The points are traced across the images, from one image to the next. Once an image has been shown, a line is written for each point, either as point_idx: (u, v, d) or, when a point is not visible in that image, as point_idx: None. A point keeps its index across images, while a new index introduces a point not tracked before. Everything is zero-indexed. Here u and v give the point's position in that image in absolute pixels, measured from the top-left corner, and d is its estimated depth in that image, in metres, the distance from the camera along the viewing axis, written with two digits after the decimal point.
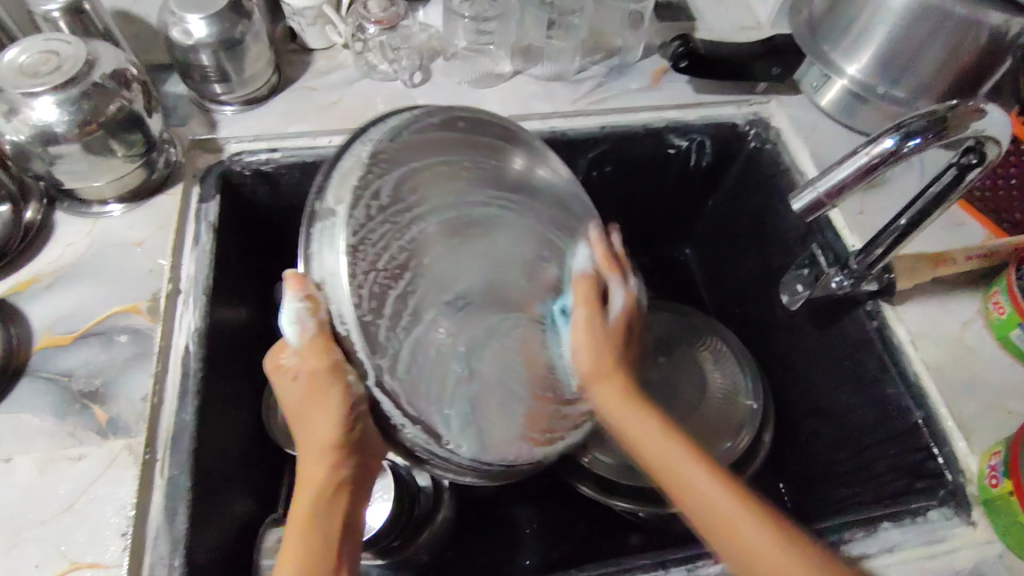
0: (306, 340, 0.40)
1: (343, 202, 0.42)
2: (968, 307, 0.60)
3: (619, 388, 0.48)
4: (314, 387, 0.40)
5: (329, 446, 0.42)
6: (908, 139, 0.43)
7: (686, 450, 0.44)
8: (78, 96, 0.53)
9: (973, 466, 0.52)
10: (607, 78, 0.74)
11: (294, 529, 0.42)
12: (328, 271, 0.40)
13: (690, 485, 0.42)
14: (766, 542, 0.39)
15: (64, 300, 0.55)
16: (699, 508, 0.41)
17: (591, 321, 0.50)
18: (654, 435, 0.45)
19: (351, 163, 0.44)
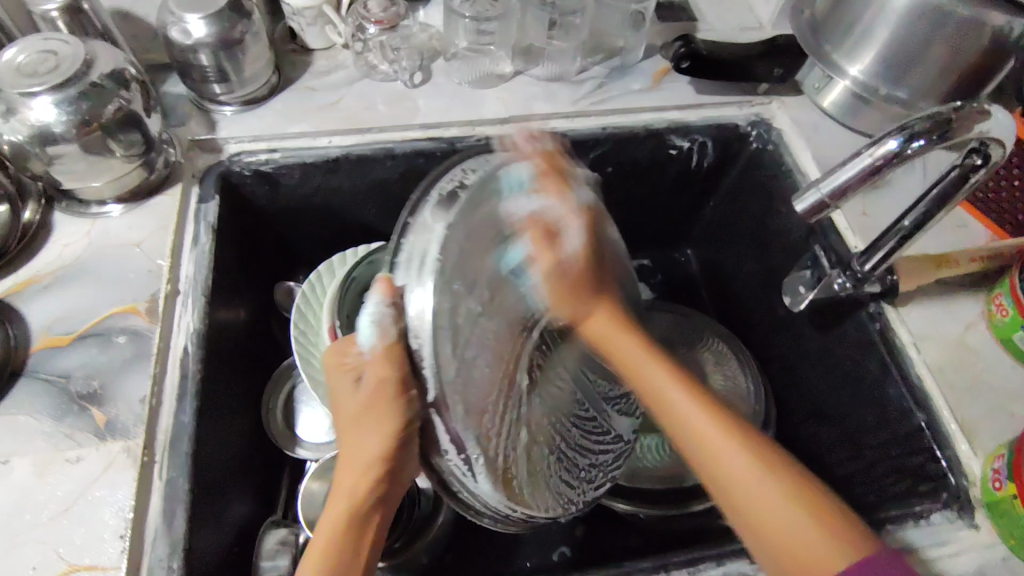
0: (381, 349, 0.40)
1: (438, 242, 0.39)
2: (971, 308, 0.60)
3: (611, 322, 0.48)
4: (376, 398, 0.41)
5: (375, 459, 0.43)
6: (911, 140, 0.42)
7: (695, 406, 0.42)
8: (77, 96, 0.53)
9: (975, 469, 0.52)
10: (608, 78, 0.74)
11: (321, 536, 0.43)
12: (413, 290, 0.39)
13: (700, 434, 0.41)
14: (773, 498, 0.38)
15: (62, 301, 0.55)
16: (712, 472, 0.41)
17: (548, 253, 0.45)
18: (657, 381, 0.44)
19: (449, 191, 0.42)
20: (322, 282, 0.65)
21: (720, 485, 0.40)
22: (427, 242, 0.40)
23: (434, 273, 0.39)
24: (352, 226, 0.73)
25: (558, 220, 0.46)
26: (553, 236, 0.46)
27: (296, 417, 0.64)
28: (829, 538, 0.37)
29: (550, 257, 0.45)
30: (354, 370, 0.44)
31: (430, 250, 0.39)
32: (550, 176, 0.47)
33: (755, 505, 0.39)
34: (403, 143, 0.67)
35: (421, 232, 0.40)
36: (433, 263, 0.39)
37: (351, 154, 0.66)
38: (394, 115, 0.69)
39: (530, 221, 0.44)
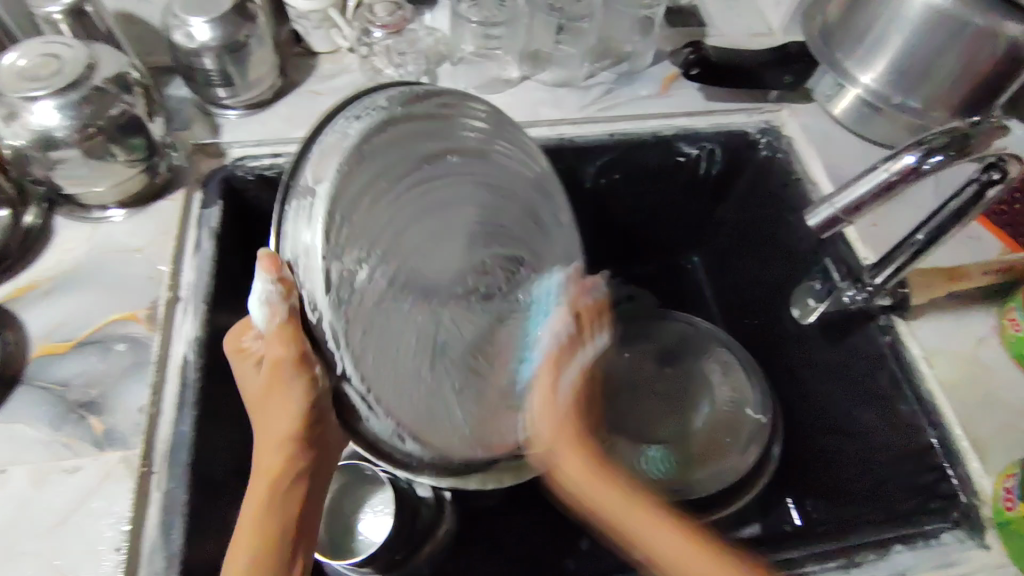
0: (275, 328, 0.42)
1: (325, 184, 0.42)
2: (983, 322, 0.59)
3: (586, 464, 0.49)
4: (282, 375, 0.43)
5: (287, 435, 0.45)
6: (929, 156, 0.41)
7: (621, 493, 0.47)
8: (78, 100, 0.52)
9: (986, 488, 0.51)
10: (616, 84, 0.73)
11: (250, 513, 0.44)
12: (303, 249, 0.41)
13: (654, 539, 0.46)
14: (675, 545, 0.45)
15: (63, 306, 0.55)
16: (655, 540, 0.45)
17: (548, 383, 0.53)
18: (618, 504, 0.47)
19: (328, 142, 0.43)
20: None
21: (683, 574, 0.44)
22: (301, 218, 0.42)
23: (325, 219, 0.42)
24: None
25: (583, 323, 0.55)
26: (570, 352, 0.54)
27: None
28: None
29: (546, 386, 0.53)
30: (256, 356, 0.46)
31: (319, 202, 0.42)
32: (586, 310, 0.56)
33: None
34: None
35: (302, 195, 0.42)
36: (314, 222, 0.41)
37: None
38: None
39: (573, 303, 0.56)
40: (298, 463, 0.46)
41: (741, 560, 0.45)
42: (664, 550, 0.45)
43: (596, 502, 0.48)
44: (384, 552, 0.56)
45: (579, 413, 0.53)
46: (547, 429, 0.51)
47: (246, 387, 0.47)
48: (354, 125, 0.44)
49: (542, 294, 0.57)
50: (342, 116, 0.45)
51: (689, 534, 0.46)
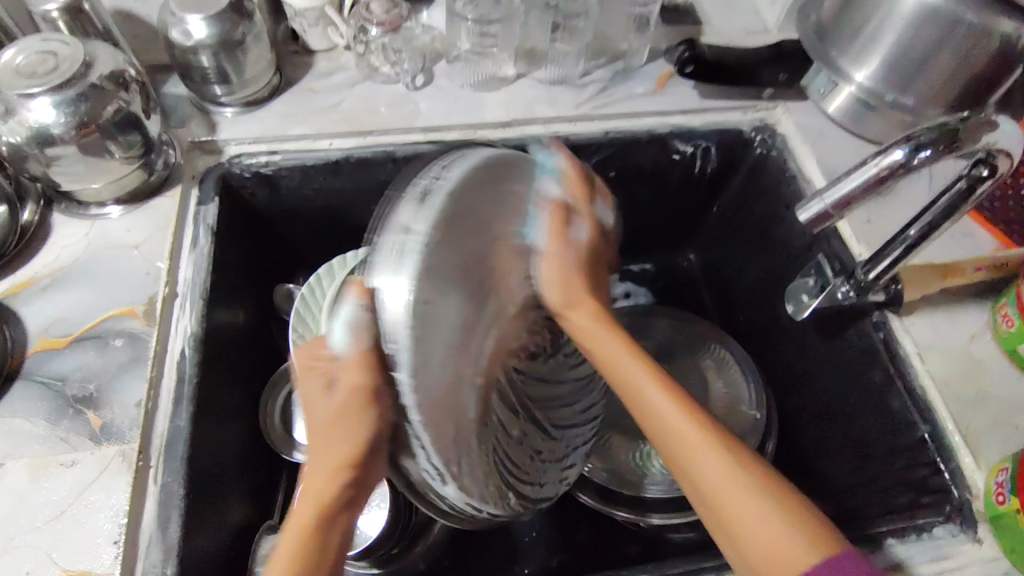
0: (356, 351, 0.41)
1: (419, 225, 0.41)
2: (976, 318, 0.59)
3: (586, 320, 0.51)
4: (356, 399, 0.41)
5: (345, 458, 0.42)
6: (918, 151, 0.41)
7: (646, 370, 0.47)
8: (76, 97, 0.53)
9: (979, 482, 0.52)
10: (611, 82, 0.73)
11: (288, 544, 0.41)
12: (387, 287, 0.40)
13: (687, 430, 0.44)
14: (721, 475, 0.42)
15: (60, 303, 0.55)
16: (684, 437, 0.43)
17: (558, 238, 0.51)
18: (634, 373, 0.47)
19: (429, 185, 0.43)
20: (321, 286, 0.64)
21: (707, 496, 0.42)
22: (404, 236, 0.41)
23: (414, 265, 0.40)
24: (354, 229, 0.73)
25: (578, 205, 0.53)
26: (567, 224, 0.52)
27: (294, 422, 0.63)
28: (798, 528, 0.40)
29: (557, 243, 0.51)
30: (325, 375, 0.44)
31: (412, 244, 0.40)
32: (563, 207, 0.52)
33: (736, 512, 0.41)
34: (405, 146, 0.66)
35: (400, 230, 0.41)
36: (410, 255, 0.40)
37: (351, 157, 0.66)
38: (396, 117, 0.68)
39: (549, 203, 0.52)
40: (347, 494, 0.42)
41: (770, 476, 0.42)
42: (698, 473, 0.42)
43: (634, 379, 0.47)
44: (376, 546, 0.58)
45: (588, 263, 0.53)
46: (557, 288, 0.51)
47: (314, 407, 0.44)
48: (448, 172, 0.44)
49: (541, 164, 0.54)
50: (436, 171, 0.45)
51: (714, 436, 0.43)
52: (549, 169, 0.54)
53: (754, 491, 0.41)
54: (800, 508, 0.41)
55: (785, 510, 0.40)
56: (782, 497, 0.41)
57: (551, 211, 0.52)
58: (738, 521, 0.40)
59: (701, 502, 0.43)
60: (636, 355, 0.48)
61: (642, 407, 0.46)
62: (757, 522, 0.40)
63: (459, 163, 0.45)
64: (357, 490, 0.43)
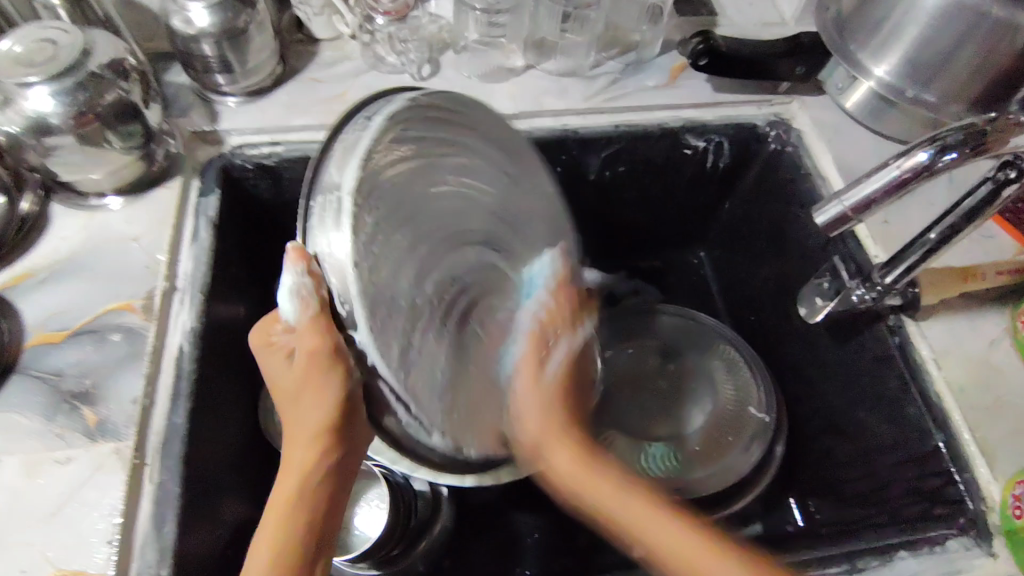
0: (305, 320, 0.41)
1: (349, 183, 0.41)
2: (996, 323, 0.57)
3: (573, 452, 0.50)
4: (312, 374, 0.42)
5: (317, 432, 0.43)
6: (943, 153, 0.40)
7: (601, 474, 0.48)
8: (74, 86, 0.51)
9: (995, 494, 0.50)
10: (622, 74, 0.71)
11: (277, 509, 0.44)
12: (329, 245, 0.41)
13: (612, 498, 0.47)
14: (673, 542, 0.45)
15: (58, 295, 0.54)
16: (619, 509, 0.47)
17: (532, 364, 0.53)
18: (602, 489, 0.48)
19: (352, 136, 0.43)
20: None
21: (654, 547, 0.45)
22: (335, 193, 0.41)
23: (350, 217, 0.40)
24: None
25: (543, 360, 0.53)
26: (543, 352, 0.53)
27: (293, 417, 0.62)
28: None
29: (530, 373, 0.53)
30: (286, 349, 0.45)
31: (345, 197, 0.41)
32: (543, 334, 0.54)
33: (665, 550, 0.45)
34: None
35: (329, 188, 0.41)
36: (364, 205, 0.41)
37: None
38: None
39: (524, 333, 0.53)
40: (330, 459, 0.44)
41: (700, 520, 0.46)
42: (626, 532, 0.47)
43: (610, 510, 0.47)
44: (377, 548, 0.56)
45: (564, 394, 0.54)
46: (530, 424, 0.52)
47: (280, 385, 0.45)
48: (373, 120, 0.43)
49: (527, 278, 0.55)
50: (363, 117, 0.44)
51: (639, 497, 0.47)
52: (536, 281, 0.55)
53: (711, 552, 0.44)
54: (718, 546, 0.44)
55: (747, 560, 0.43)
56: (726, 549, 0.44)
57: (532, 334, 0.53)
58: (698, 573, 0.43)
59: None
60: (592, 458, 0.50)
61: (598, 503, 0.47)
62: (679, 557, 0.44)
63: (390, 108, 0.44)
64: (336, 459, 0.45)
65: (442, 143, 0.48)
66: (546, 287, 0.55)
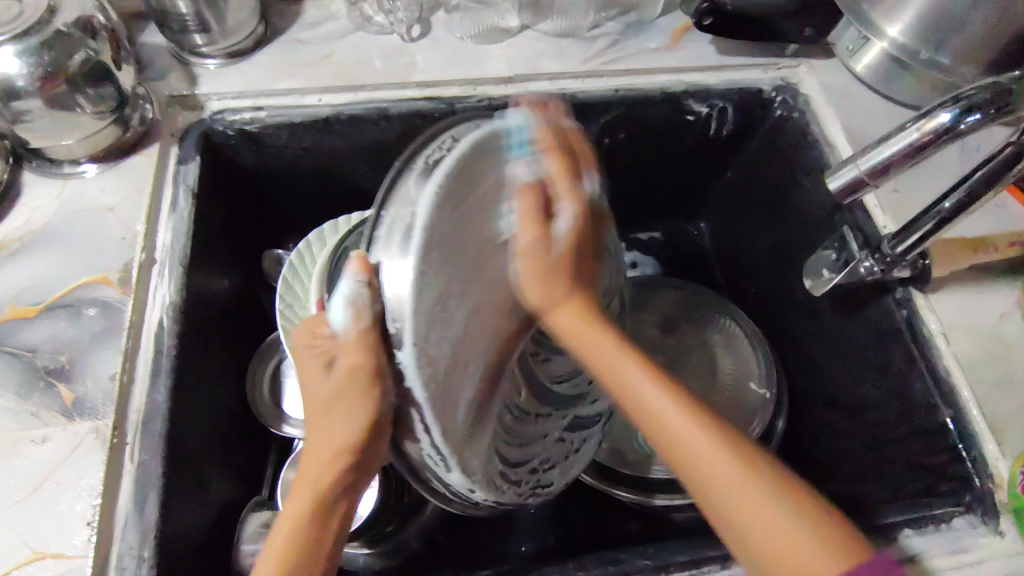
0: (354, 330, 0.38)
1: (424, 208, 0.37)
2: (1007, 296, 0.55)
3: (576, 309, 0.45)
4: (352, 387, 0.39)
5: (342, 449, 0.41)
6: (968, 114, 0.37)
7: (648, 377, 0.41)
8: (40, 46, 0.48)
9: (1003, 471, 0.48)
10: (622, 35, 0.68)
11: (286, 524, 0.41)
12: (392, 268, 0.37)
13: (682, 440, 0.38)
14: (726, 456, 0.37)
15: (31, 268, 0.52)
16: (671, 432, 0.39)
17: (535, 226, 0.44)
18: (612, 353, 0.43)
19: (439, 154, 0.39)
20: (311, 252, 0.61)
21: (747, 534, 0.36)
22: (410, 209, 0.37)
23: (420, 243, 0.36)
24: (347, 192, 0.69)
25: (556, 182, 0.45)
26: (541, 212, 0.45)
27: (283, 393, 0.62)
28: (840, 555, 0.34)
29: (532, 233, 0.44)
30: (326, 356, 0.42)
31: (416, 223, 0.36)
32: (540, 190, 0.45)
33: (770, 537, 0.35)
34: (399, 103, 0.62)
35: (403, 202, 0.38)
36: (437, 222, 0.37)
37: (342, 114, 0.61)
38: (389, 72, 0.63)
39: (523, 188, 0.43)
40: (347, 476, 0.42)
41: (771, 469, 0.37)
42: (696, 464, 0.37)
43: (617, 382, 0.42)
44: (369, 525, 0.56)
45: (573, 263, 0.47)
46: (537, 290, 0.45)
47: (315, 395, 0.42)
48: (462, 141, 0.39)
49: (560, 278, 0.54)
50: (449, 133, 0.40)
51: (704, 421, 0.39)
52: (518, 140, 0.44)
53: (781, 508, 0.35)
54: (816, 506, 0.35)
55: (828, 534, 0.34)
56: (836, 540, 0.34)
57: (535, 184, 0.45)
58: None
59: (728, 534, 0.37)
60: (639, 359, 0.42)
61: (665, 440, 0.39)
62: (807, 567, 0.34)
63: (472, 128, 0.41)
64: (356, 481, 0.43)
65: (513, 157, 0.43)
66: (528, 150, 0.44)
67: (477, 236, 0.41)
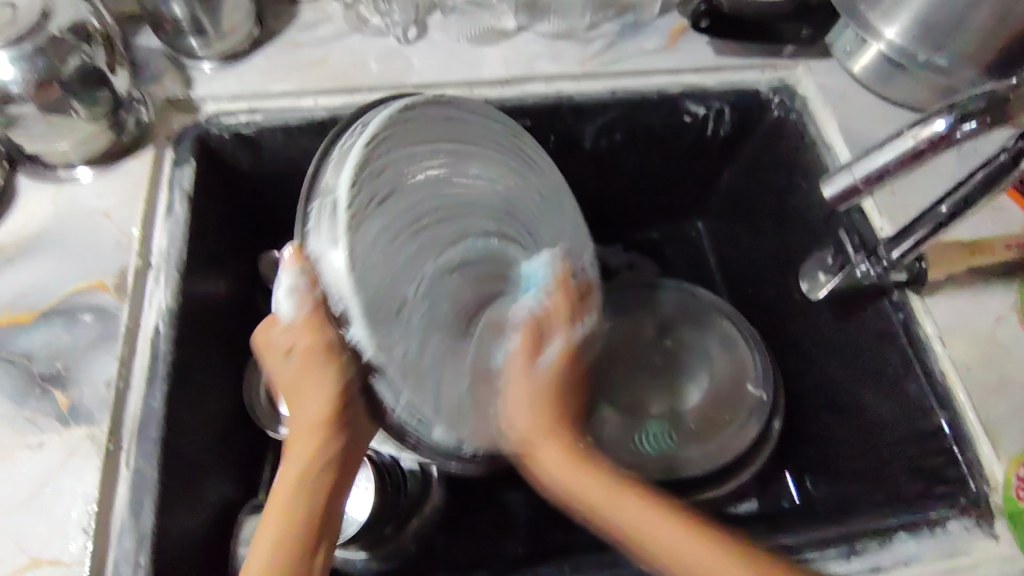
0: (304, 314, 0.43)
1: (345, 192, 0.42)
2: (1003, 299, 0.55)
3: (561, 446, 0.46)
4: (315, 364, 0.43)
5: (318, 422, 0.44)
6: (964, 122, 0.37)
7: (604, 487, 0.44)
8: (33, 51, 0.48)
9: (998, 474, 0.49)
10: (619, 36, 0.67)
11: (278, 504, 0.43)
12: (325, 252, 0.42)
13: (552, 472, 0.46)
14: (701, 556, 0.41)
15: (27, 273, 0.52)
16: (541, 464, 0.46)
17: (527, 357, 0.49)
18: (595, 490, 0.44)
19: (348, 144, 0.45)
20: None
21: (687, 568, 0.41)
22: (331, 195, 0.43)
23: (345, 218, 0.42)
24: None
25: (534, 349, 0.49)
26: (539, 342, 0.49)
27: (280, 397, 0.62)
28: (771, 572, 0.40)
29: (521, 362, 0.48)
30: (283, 347, 0.45)
31: (340, 200, 0.42)
32: (538, 328, 0.49)
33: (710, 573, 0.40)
34: (395, 105, 0.62)
35: (325, 192, 0.44)
36: (348, 207, 0.42)
37: (338, 117, 0.61)
38: (385, 74, 0.63)
39: (523, 321, 0.49)
40: (333, 450, 0.44)
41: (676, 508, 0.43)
42: (620, 524, 0.43)
43: (584, 491, 0.44)
44: (367, 529, 0.55)
45: (559, 396, 0.49)
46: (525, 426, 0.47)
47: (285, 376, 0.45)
48: (370, 123, 0.46)
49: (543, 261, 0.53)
50: (356, 128, 0.46)
51: (574, 459, 0.46)
52: (536, 280, 0.52)
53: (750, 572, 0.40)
54: (743, 551, 0.41)
55: (731, 549, 0.41)
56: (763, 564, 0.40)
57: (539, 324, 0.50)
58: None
59: None
60: (577, 457, 0.46)
61: (578, 503, 0.45)
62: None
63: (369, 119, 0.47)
64: (334, 456, 0.44)
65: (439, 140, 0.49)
66: (545, 288, 0.51)
67: (408, 214, 0.45)
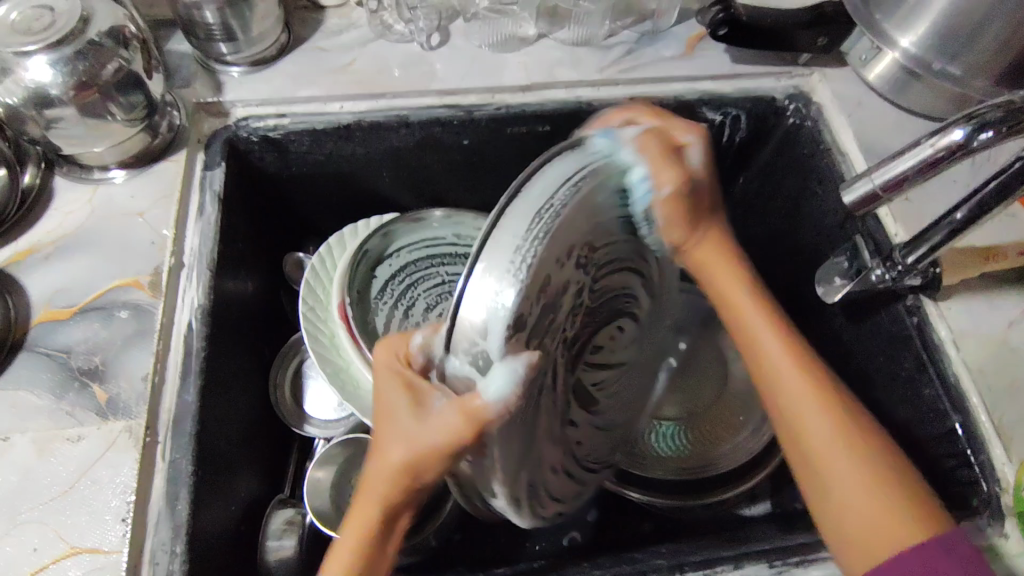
0: (467, 405, 0.35)
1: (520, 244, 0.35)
2: (1016, 304, 0.56)
3: (724, 254, 0.50)
4: (659, 154, 0.44)
5: (405, 487, 0.38)
6: (979, 131, 0.38)
7: (794, 360, 0.47)
8: (73, 55, 0.50)
9: (1010, 475, 0.49)
10: (638, 44, 0.69)
11: (349, 537, 0.40)
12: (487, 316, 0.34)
13: (722, 287, 0.51)
14: (850, 476, 0.43)
15: (65, 271, 0.53)
16: (739, 323, 0.50)
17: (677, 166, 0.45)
18: (774, 358, 0.47)
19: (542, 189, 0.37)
20: (332, 256, 0.63)
21: (801, 442, 0.45)
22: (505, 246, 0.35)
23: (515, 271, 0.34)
24: (367, 197, 0.71)
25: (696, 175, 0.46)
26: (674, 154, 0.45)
27: (304, 393, 0.64)
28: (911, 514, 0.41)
29: (669, 177, 0.44)
30: (419, 396, 0.38)
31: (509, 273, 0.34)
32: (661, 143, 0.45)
33: (843, 506, 0.42)
34: (418, 111, 0.63)
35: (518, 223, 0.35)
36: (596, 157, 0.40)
37: (363, 121, 0.63)
38: (410, 79, 0.65)
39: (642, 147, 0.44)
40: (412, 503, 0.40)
41: (865, 438, 0.44)
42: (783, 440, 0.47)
43: (762, 351, 0.48)
44: None
45: (692, 204, 0.48)
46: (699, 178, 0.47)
47: (411, 440, 0.37)
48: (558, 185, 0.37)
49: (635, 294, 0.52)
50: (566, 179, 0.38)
51: (792, 346, 0.47)
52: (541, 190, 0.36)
53: (870, 482, 0.42)
54: (889, 479, 0.43)
55: (878, 475, 0.43)
56: (897, 493, 0.42)
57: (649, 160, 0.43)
58: (867, 536, 0.41)
59: (806, 470, 0.45)
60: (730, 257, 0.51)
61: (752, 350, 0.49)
62: (868, 516, 0.42)
63: (571, 179, 0.38)
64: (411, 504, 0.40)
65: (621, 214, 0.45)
66: (627, 144, 0.43)
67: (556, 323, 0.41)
